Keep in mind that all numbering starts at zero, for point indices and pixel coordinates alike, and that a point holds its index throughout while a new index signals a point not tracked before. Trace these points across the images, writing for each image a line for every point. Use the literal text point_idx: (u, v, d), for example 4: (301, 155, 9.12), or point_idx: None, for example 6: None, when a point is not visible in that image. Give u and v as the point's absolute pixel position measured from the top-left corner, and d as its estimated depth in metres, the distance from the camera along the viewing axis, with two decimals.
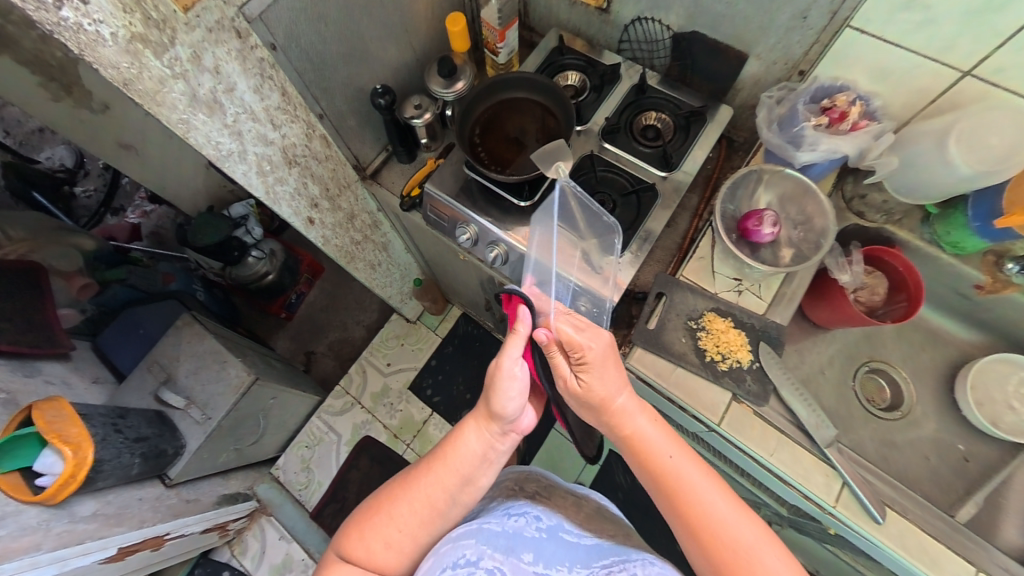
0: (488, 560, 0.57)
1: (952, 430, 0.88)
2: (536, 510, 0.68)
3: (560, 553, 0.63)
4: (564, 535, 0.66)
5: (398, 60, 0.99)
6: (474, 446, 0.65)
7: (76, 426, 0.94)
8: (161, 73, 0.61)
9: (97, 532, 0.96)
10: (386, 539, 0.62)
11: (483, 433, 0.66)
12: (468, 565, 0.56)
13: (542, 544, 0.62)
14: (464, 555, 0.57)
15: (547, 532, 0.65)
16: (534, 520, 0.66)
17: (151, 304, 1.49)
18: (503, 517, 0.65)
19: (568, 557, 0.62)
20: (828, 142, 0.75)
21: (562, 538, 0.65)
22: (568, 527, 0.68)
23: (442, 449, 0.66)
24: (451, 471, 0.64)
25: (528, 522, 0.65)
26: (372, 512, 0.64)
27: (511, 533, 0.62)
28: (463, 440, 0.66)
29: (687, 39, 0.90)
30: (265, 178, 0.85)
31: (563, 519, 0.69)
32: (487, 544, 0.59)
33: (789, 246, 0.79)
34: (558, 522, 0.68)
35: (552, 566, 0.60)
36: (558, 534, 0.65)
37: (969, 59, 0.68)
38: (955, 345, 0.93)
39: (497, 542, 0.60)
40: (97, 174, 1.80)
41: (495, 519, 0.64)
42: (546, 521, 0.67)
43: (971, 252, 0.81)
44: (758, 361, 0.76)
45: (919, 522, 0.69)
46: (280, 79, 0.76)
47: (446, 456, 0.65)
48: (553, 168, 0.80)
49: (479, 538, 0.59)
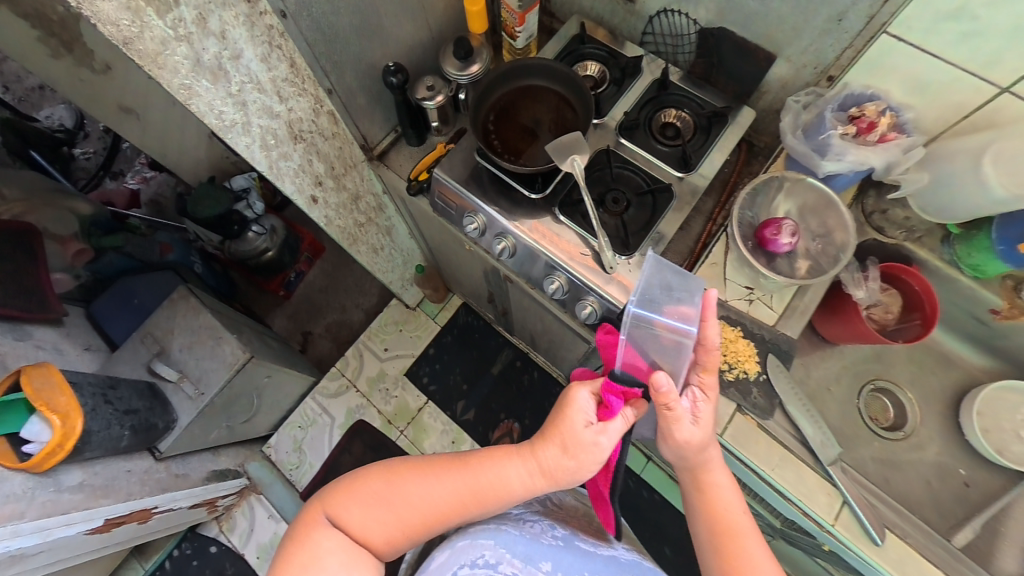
0: (507, 566, 0.55)
1: (955, 455, 0.87)
2: (549, 520, 0.67)
3: (579, 562, 0.60)
4: (579, 545, 0.63)
5: (412, 38, 0.95)
6: (511, 482, 0.58)
7: (65, 395, 0.93)
8: (163, 34, 0.58)
9: (83, 503, 0.95)
10: (388, 527, 0.57)
11: (524, 469, 0.58)
12: (486, 567, 0.55)
13: (560, 553, 0.60)
14: (483, 556, 0.56)
15: (563, 541, 0.63)
16: (548, 528, 0.64)
17: (148, 274, 1.46)
18: (519, 522, 0.64)
19: (586, 568, 0.60)
20: (855, 153, 0.72)
21: (577, 548, 0.62)
22: (583, 537, 0.66)
23: (475, 461, 0.59)
24: (476, 489, 0.58)
25: (543, 529, 0.64)
26: (383, 478, 0.59)
27: (529, 538, 0.60)
28: (503, 469, 0.58)
29: (715, 35, 0.86)
30: (269, 152, 0.82)
31: (577, 529, 0.67)
32: (506, 547, 0.57)
33: (806, 258, 0.77)
34: (571, 532, 0.66)
35: None
36: (573, 544, 0.63)
37: (1009, 75, 0.65)
38: (964, 369, 0.91)
39: (516, 548, 0.58)
40: (97, 137, 1.76)
41: (512, 522, 0.63)
42: (560, 530, 0.65)
43: (991, 276, 0.79)
44: (766, 373, 0.74)
45: (919, 547, 0.68)
46: (289, 48, 0.73)
47: (474, 465, 0.59)
48: (567, 161, 0.79)
49: (499, 540, 0.58)
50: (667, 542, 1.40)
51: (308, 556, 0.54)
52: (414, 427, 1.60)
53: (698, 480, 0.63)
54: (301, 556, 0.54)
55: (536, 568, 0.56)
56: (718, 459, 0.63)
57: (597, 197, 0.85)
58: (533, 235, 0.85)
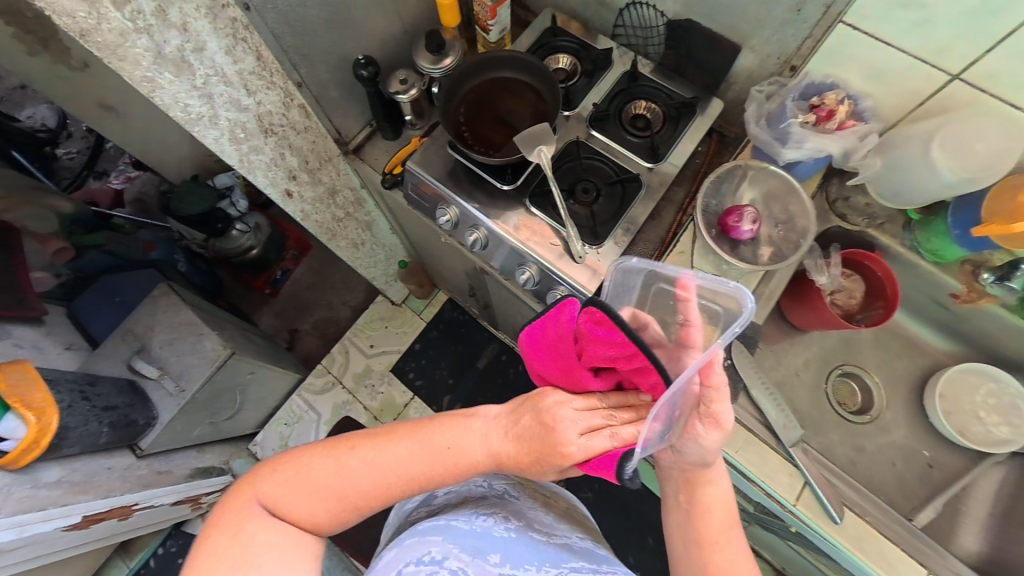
0: (454, 561, 0.55)
1: (919, 437, 0.89)
2: (505, 511, 0.68)
3: (529, 553, 0.61)
4: (533, 535, 0.65)
5: (385, 31, 0.95)
6: (473, 448, 0.57)
7: (40, 391, 0.93)
8: (122, 26, 0.58)
9: (61, 498, 0.95)
10: (332, 502, 0.55)
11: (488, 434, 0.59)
12: (432, 563, 0.54)
13: (511, 544, 0.61)
14: (429, 553, 0.55)
15: (517, 532, 0.64)
16: (502, 520, 0.65)
17: (129, 272, 1.46)
18: (472, 516, 0.64)
19: (537, 557, 0.60)
20: (814, 141, 0.73)
21: (530, 539, 0.64)
22: (537, 527, 0.67)
23: (433, 429, 0.59)
24: (434, 457, 0.57)
25: (497, 522, 0.65)
26: (327, 454, 0.56)
27: (479, 532, 0.61)
28: (463, 432, 0.58)
29: (683, 27, 0.87)
30: (239, 145, 0.82)
31: (532, 520, 0.68)
32: (453, 543, 0.57)
33: (769, 244, 0.78)
34: (526, 523, 0.66)
35: (521, 567, 0.58)
36: (525, 535, 0.64)
37: (959, 63, 0.66)
38: (930, 354, 0.93)
39: (464, 542, 0.58)
40: (80, 136, 1.72)
41: (464, 517, 0.63)
42: (515, 521, 0.66)
43: (950, 260, 0.81)
44: (730, 358, 0.76)
45: (877, 524, 0.71)
46: (254, 41, 0.73)
47: (431, 430, 0.58)
48: (535, 152, 0.81)
49: (447, 536, 0.58)
50: (650, 531, 1.41)
51: (234, 541, 0.50)
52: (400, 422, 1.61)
53: (696, 487, 0.60)
54: (225, 542, 0.50)
55: (483, 560, 0.56)
56: (720, 469, 0.61)
57: (567, 188, 0.86)
58: (521, 233, 0.85)
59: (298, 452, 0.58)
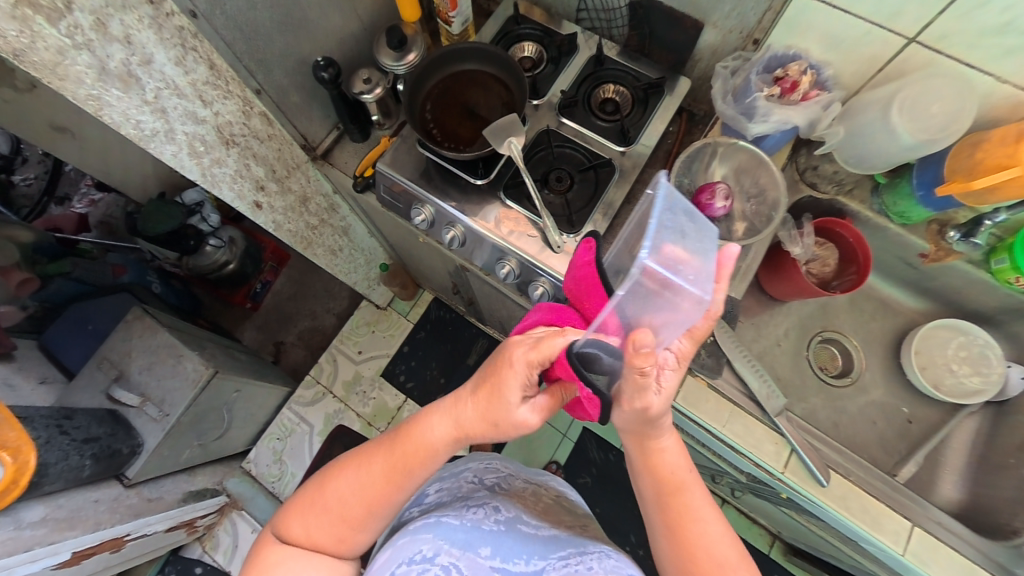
0: (444, 556, 0.56)
1: (898, 395, 0.92)
2: (494, 503, 0.67)
3: (518, 546, 0.61)
4: (521, 527, 0.64)
5: (342, 30, 0.93)
6: (439, 442, 0.57)
7: (14, 429, 0.89)
8: (59, 43, 0.55)
9: (47, 537, 0.92)
10: (334, 527, 0.58)
11: (455, 430, 0.57)
12: (423, 561, 0.55)
13: (500, 537, 0.61)
14: (420, 550, 0.56)
15: (506, 525, 0.64)
16: (492, 513, 0.65)
17: (100, 298, 1.41)
18: (462, 510, 0.64)
19: (526, 549, 0.61)
20: (779, 113, 0.74)
21: (520, 530, 0.64)
22: (527, 517, 0.67)
23: (399, 431, 0.60)
24: (401, 459, 0.58)
25: (486, 515, 0.64)
26: (316, 482, 0.61)
27: (469, 526, 0.61)
28: (426, 429, 0.58)
29: (644, 7, 0.87)
30: (200, 159, 0.79)
31: (522, 510, 0.68)
32: (444, 539, 0.58)
33: (742, 220, 0.79)
34: (516, 513, 0.67)
35: (511, 561, 0.59)
36: (516, 526, 0.64)
37: (914, 26, 0.67)
38: (903, 313, 0.96)
39: (455, 536, 0.59)
40: (36, 161, 1.64)
41: (453, 512, 0.63)
42: (504, 513, 0.66)
43: (917, 221, 0.83)
44: (713, 335, 0.77)
45: (861, 483, 0.73)
46: (205, 49, 0.70)
47: (396, 442, 0.59)
48: (504, 144, 0.79)
49: (437, 532, 0.59)
50: None
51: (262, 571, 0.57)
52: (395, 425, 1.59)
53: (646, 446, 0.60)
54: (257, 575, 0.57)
55: (474, 554, 0.58)
56: (668, 426, 0.59)
57: (541, 177, 0.85)
58: (501, 227, 0.84)
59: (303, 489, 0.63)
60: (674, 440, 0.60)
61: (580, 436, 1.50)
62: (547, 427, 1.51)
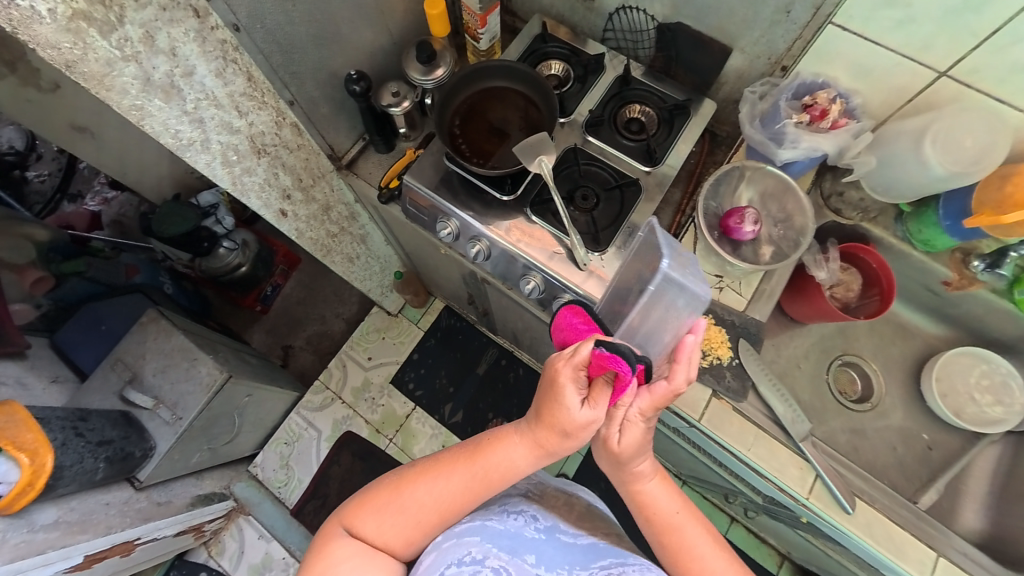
0: (493, 560, 0.57)
1: (918, 420, 0.93)
2: (532, 509, 0.68)
3: (560, 554, 0.62)
4: (560, 536, 0.65)
5: (373, 44, 0.95)
6: (518, 463, 0.60)
7: (31, 431, 0.89)
8: (108, 55, 0.56)
9: (60, 540, 0.91)
10: (405, 530, 0.59)
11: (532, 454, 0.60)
12: (473, 563, 0.56)
13: (543, 545, 0.62)
14: (469, 553, 0.57)
15: (546, 533, 0.65)
16: (532, 520, 0.66)
17: (113, 298, 1.41)
18: (503, 515, 0.65)
19: (567, 558, 0.62)
20: (808, 140, 0.76)
21: (560, 538, 0.65)
22: (565, 526, 0.68)
23: (479, 446, 0.61)
24: (485, 474, 0.59)
25: (527, 521, 0.65)
26: (389, 486, 0.60)
27: (513, 532, 0.62)
28: (508, 449, 0.60)
29: (672, 30, 0.88)
30: (231, 168, 0.80)
31: (559, 519, 0.68)
32: (491, 542, 0.59)
33: (769, 243, 0.81)
34: (555, 521, 0.67)
35: (553, 569, 0.60)
36: (555, 534, 0.65)
37: (945, 60, 0.69)
38: (922, 337, 0.97)
39: (501, 541, 0.60)
40: (50, 158, 1.65)
41: (496, 517, 0.64)
42: (543, 521, 0.66)
43: (941, 249, 0.84)
44: (738, 357, 0.78)
45: (886, 511, 0.73)
46: (244, 62, 0.71)
47: (479, 455, 0.60)
48: (535, 162, 0.81)
49: (484, 536, 0.60)
50: None
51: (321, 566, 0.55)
52: (403, 433, 1.59)
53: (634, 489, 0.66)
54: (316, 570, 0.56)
55: (521, 561, 0.58)
56: (651, 469, 0.65)
57: (567, 194, 0.86)
58: (512, 235, 0.86)
59: (368, 492, 0.61)
60: (658, 482, 0.66)
61: (589, 450, 1.50)
62: None
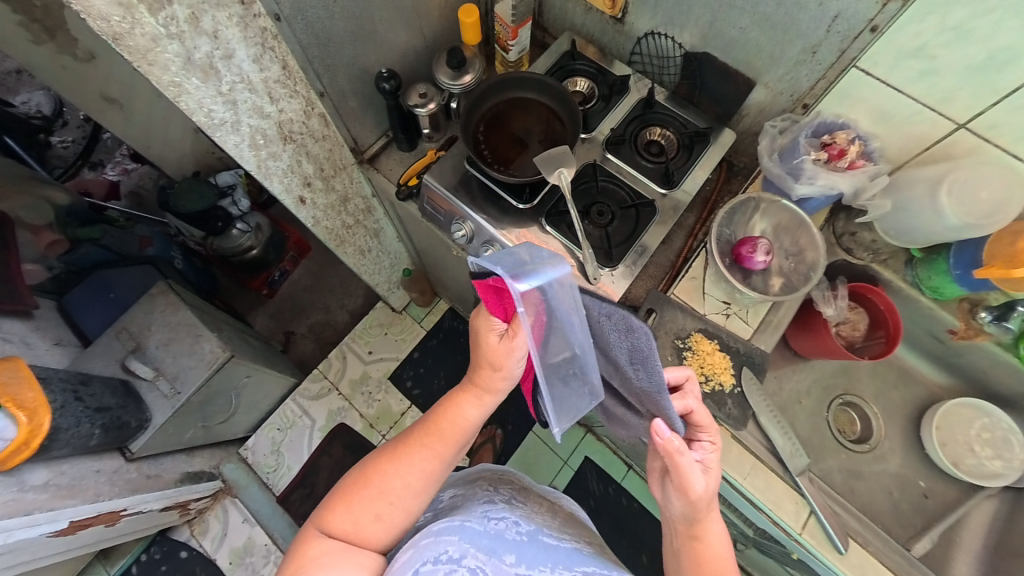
0: (471, 559, 0.56)
1: (915, 467, 0.93)
2: (514, 515, 0.68)
3: (542, 555, 0.61)
4: (543, 539, 0.65)
5: (406, 45, 0.97)
6: (471, 415, 0.64)
7: (33, 391, 0.89)
8: (155, 31, 0.58)
9: (47, 503, 0.92)
10: (375, 507, 0.61)
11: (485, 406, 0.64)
12: (450, 562, 0.55)
13: (523, 546, 0.61)
14: (446, 551, 0.56)
15: (528, 536, 0.64)
16: (514, 524, 0.65)
17: (125, 267, 1.42)
18: (485, 518, 0.64)
19: (550, 559, 0.61)
20: (825, 177, 0.78)
21: (542, 541, 0.64)
22: (547, 531, 0.68)
23: (433, 420, 0.64)
24: (443, 437, 0.63)
25: (509, 525, 0.64)
26: (358, 486, 0.63)
27: (492, 534, 0.61)
28: (460, 411, 0.64)
29: (699, 58, 0.90)
30: (258, 151, 0.82)
31: (542, 524, 0.69)
32: (470, 542, 0.58)
33: (780, 275, 0.82)
34: (537, 526, 0.67)
35: (535, 567, 0.58)
36: (537, 537, 0.64)
37: (965, 113, 0.71)
38: (925, 385, 0.98)
39: (480, 542, 0.59)
40: (76, 125, 1.68)
41: (476, 519, 0.63)
42: (526, 525, 0.66)
43: (949, 298, 0.85)
44: (740, 386, 0.78)
45: (879, 554, 0.73)
46: (282, 50, 0.74)
47: (436, 431, 0.64)
48: (555, 174, 0.82)
49: (463, 536, 0.58)
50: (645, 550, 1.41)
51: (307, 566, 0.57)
52: (397, 430, 1.58)
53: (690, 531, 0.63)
54: None
55: (500, 560, 0.57)
56: (719, 517, 0.63)
57: (583, 209, 0.87)
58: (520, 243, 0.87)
59: (337, 493, 0.64)
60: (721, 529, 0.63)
61: (581, 466, 1.49)
62: (549, 451, 1.50)
